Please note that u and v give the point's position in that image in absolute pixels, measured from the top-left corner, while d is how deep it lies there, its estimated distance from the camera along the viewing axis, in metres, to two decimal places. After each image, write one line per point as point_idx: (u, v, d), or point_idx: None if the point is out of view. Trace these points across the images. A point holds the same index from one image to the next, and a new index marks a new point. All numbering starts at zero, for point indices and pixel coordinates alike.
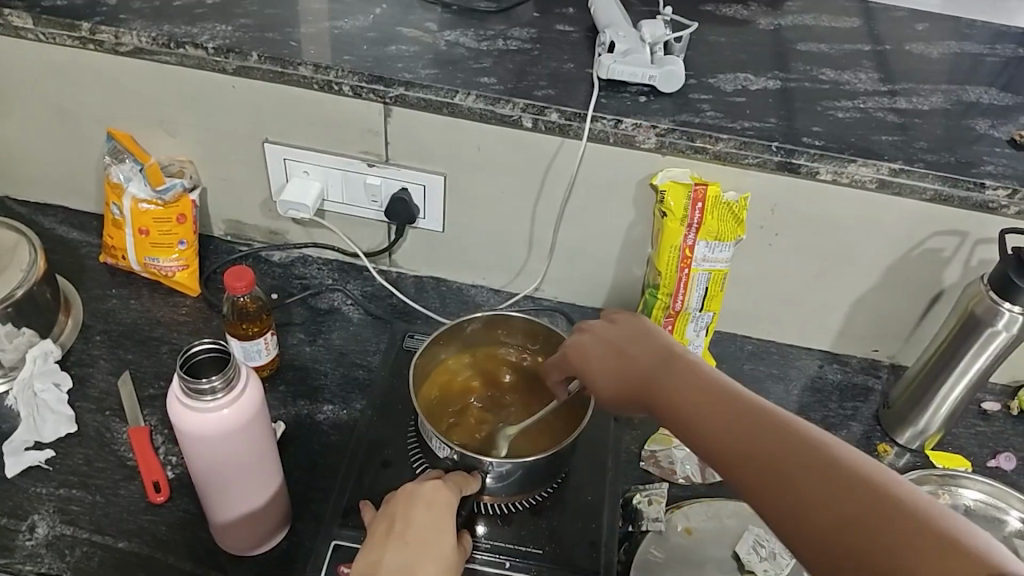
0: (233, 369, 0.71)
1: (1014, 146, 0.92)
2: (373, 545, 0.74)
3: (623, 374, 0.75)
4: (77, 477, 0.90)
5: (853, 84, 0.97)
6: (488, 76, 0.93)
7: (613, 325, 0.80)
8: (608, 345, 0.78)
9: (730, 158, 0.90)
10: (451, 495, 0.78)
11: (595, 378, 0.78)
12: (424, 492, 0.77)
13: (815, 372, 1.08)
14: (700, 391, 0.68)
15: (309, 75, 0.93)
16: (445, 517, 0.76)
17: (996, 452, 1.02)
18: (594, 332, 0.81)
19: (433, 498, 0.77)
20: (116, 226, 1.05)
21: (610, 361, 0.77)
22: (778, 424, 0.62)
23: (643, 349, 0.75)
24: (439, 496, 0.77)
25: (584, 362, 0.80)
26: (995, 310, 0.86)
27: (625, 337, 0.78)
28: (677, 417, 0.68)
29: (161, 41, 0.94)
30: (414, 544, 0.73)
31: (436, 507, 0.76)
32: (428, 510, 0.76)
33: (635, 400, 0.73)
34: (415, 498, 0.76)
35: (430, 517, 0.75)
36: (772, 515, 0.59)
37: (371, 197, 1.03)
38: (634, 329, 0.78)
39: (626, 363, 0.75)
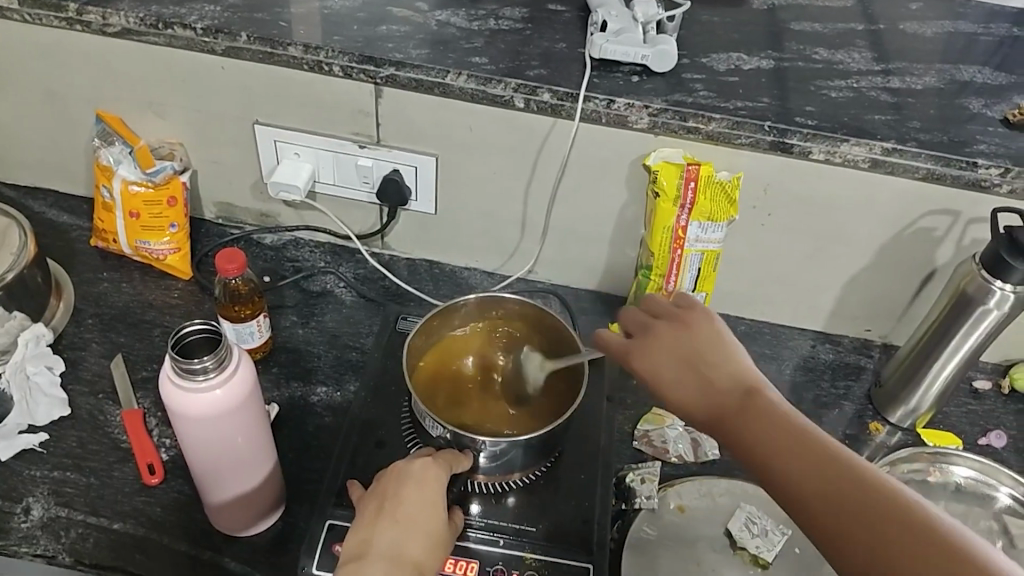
0: (225, 349, 0.71)
1: (1007, 125, 0.92)
2: (364, 522, 0.74)
3: (693, 391, 0.67)
4: (71, 460, 0.90)
5: (846, 64, 0.97)
6: (479, 55, 0.92)
7: (686, 334, 0.71)
8: (681, 355, 0.70)
9: (723, 138, 0.90)
10: (442, 473, 0.78)
11: (657, 385, 0.70)
12: (416, 470, 0.77)
13: (807, 352, 1.08)
14: (784, 427, 0.62)
15: (299, 55, 0.92)
16: (436, 495, 0.76)
17: (987, 430, 1.02)
18: (666, 336, 0.72)
19: (425, 477, 0.77)
20: (106, 209, 1.04)
21: (682, 373, 0.69)
22: (822, 442, 0.60)
23: (720, 369, 0.68)
24: (431, 474, 0.77)
25: (647, 365, 0.71)
26: (986, 289, 0.86)
27: (700, 351, 0.70)
28: (746, 442, 0.63)
29: (149, 22, 0.93)
30: (406, 523, 0.74)
31: (428, 484, 0.77)
32: (419, 488, 0.76)
33: (700, 416, 0.67)
34: (407, 476, 0.77)
35: (421, 495, 0.76)
36: (842, 563, 0.55)
37: (363, 179, 1.02)
38: (706, 344, 0.70)
39: (700, 380, 0.68)
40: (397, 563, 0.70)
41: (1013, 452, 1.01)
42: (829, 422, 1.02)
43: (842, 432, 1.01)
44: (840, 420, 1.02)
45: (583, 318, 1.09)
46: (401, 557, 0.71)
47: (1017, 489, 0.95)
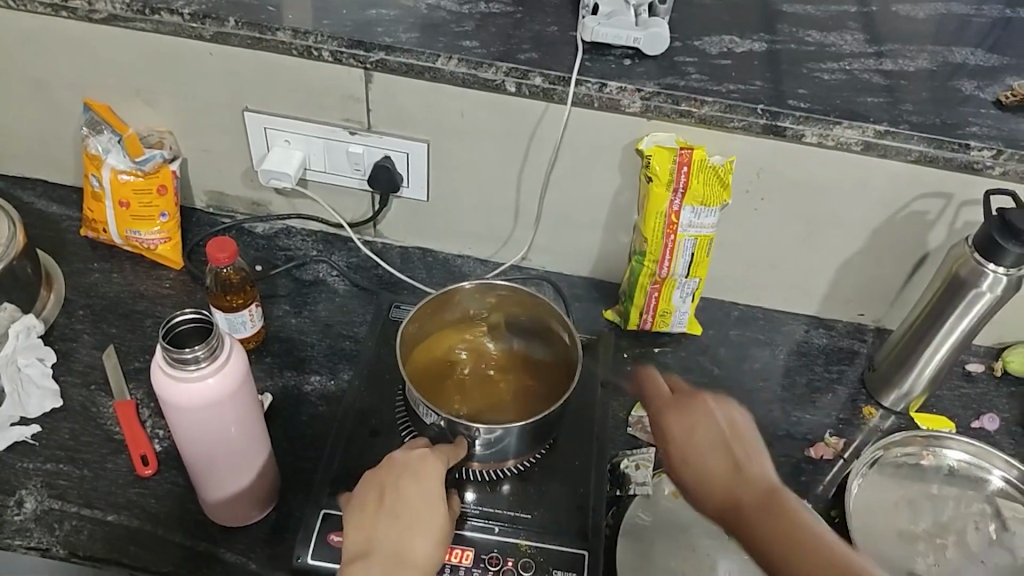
0: (217, 339, 0.70)
1: (1000, 106, 0.91)
2: (363, 518, 0.74)
3: (722, 476, 0.71)
4: (64, 452, 0.89)
5: (839, 46, 0.96)
6: (470, 39, 0.92)
7: (727, 419, 0.75)
8: (719, 437, 0.74)
9: (715, 122, 0.90)
10: (439, 463, 0.77)
11: (687, 458, 0.74)
12: (413, 463, 0.77)
13: (801, 337, 1.09)
14: (802, 528, 0.66)
15: (288, 41, 0.91)
16: (434, 486, 0.76)
17: (980, 413, 1.03)
18: (710, 418, 0.75)
19: (423, 469, 0.76)
20: (95, 198, 1.03)
21: (715, 454, 0.73)
22: (833, 550, 0.64)
23: (754, 463, 0.72)
24: (428, 466, 0.77)
25: (682, 436, 0.75)
26: (979, 272, 0.86)
27: (739, 439, 0.73)
28: (757, 534, 0.68)
29: (135, 7, 0.92)
30: (407, 519, 0.74)
31: (427, 476, 0.76)
32: (418, 482, 0.76)
33: (717, 497, 0.71)
34: (404, 470, 0.76)
35: (421, 489, 0.75)
36: None
37: (354, 165, 1.02)
38: (742, 432, 0.74)
39: (733, 467, 0.72)
40: (402, 562, 0.71)
41: (1005, 435, 1.01)
42: (823, 407, 1.02)
43: (836, 416, 1.01)
44: (834, 405, 1.02)
45: (577, 305, 1.09)
46: (406, 554, 0.72)
47: (1010, 472, 0.96)
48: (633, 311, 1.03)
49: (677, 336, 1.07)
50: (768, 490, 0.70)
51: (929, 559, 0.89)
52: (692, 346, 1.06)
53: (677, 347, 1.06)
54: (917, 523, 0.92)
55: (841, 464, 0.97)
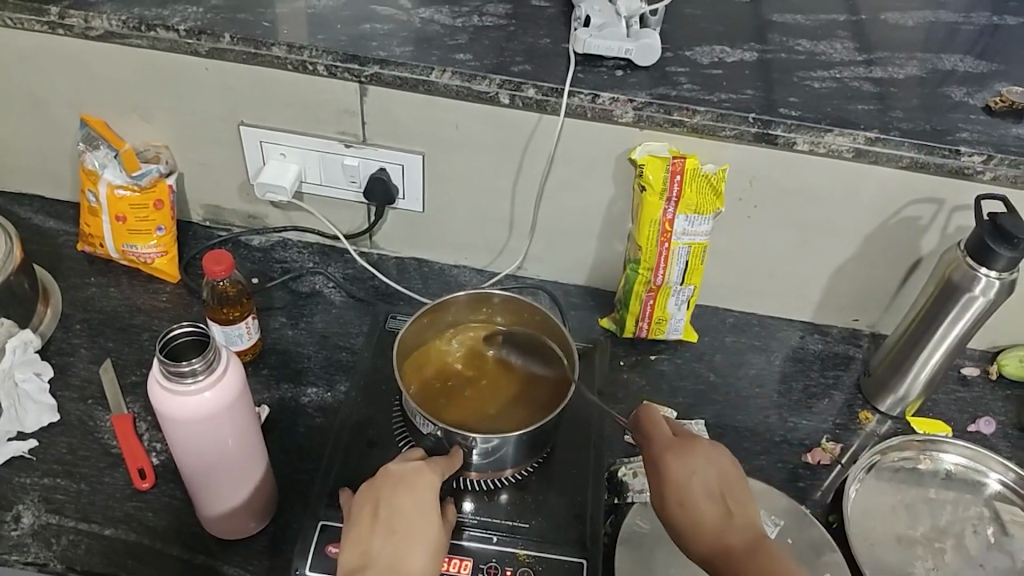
0: (213, 352, 0.71)
1: (989, 112, 0.92)
2: (358, 531, 0.74)
3: (716, 522, 0.74)
4: (62, 466, 0.89)
5: (829, 54, 0.97)
6: (463, 52, 0.92)
7: (722, 466, 0.77)
8: (715, 483, 0.77)
9: (707, 131, 0.90)
10: (434, 475, 0.78)
11: (681, 501, 0.76)
12: (407, 475, 0.77)
13: (796, 343, 1.09)
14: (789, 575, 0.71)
15: (283, 55, 0.92)
16: (430, 498, 0.76)
17: (976, 417, 1.03)
18: (708, 464, 0.77)
19: (417, 482, 0.76)
20: (92, 213, 1.04)
21: (710, 500, 0.76)
22: None
23: (744, 511, 0.76)
24: (423, 478, 0.77)
25: (679, 478, 0.76)
26: (972, 276, 0.87)
27: (732, 487, 0.77)
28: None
29: (131, 24, 0.92)
30: (403, 531, 0.74)
31: (421, 488, 0.76)
32: (412, 495, 0.76)
33: (707, 542, 0.74)
34: (398, 483, 0.76)
35: (416, 501, 0.75)
36: None
37: (349, 178, 1.02)
38: (736, 482, 0.77)
39: (724, 514, 0.75)
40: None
41: (1002, 438, 1.01)
42: (819, 412, 1.02)
43: (832, 422, 1.01)
44: (830, 410, 1.02)
45: (573, 313, 1.09)
46: (402, 567, 0.72)
47: (1007, 475, 0.96)
48: (629, 318, 1.04)
49: (673, 343, 1.07)
50: (757, 537, 0.74)
51: (928, 563, 0.89)
52: (688, 353, 1.07)
53: (673, 355, 1.06)
54: (915, 528, 0.92)
55: (838, 469, 0.97)
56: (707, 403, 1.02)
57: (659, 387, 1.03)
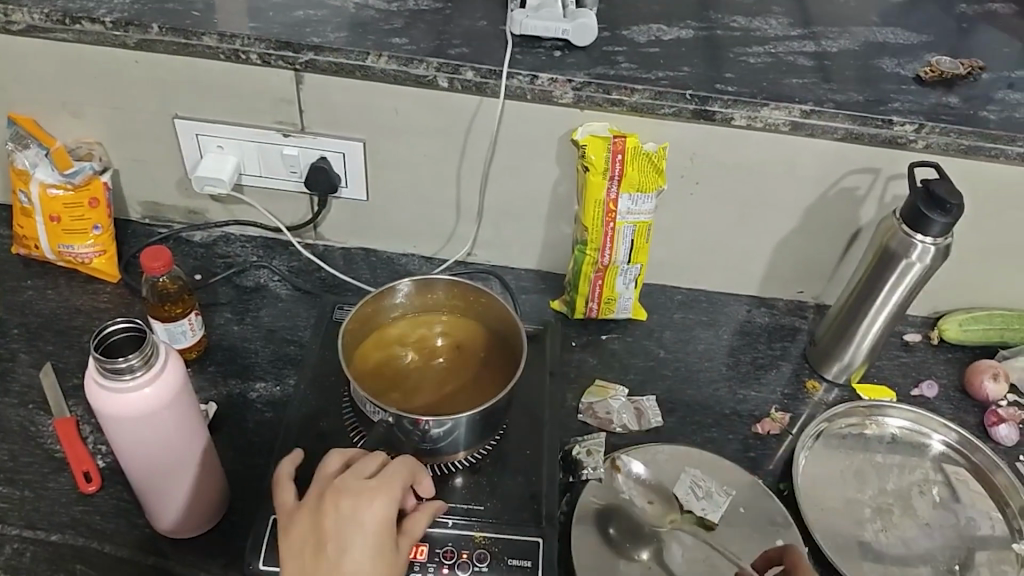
0: (151, 346, 0.69)
1: (920, 82, 0.94)
2: (304, 558, 0.68)
3: None
4: (3, 474, 0.87)
5: (763, 30, 0.98)
6: (399, 36, 0.91)
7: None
8: None
9: (646, 109, 0.91)
10: (388, 497, 0.71)
11: None
12: (359, 499, 0.70)
13: (743, 317, 1.11)
14: None
15: (214, 45, 0.90)
16: (381, 530, 0.70)
17: (919, 381, 1.06)
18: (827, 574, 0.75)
19: (369, 506, 0.70)
20: (24, 214, 1.01)
21: None
22: None
23: None
24: (376, 502, 0.70)
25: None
26: (908, 243, 0.88)
27: None
28: None
29: (55, 17, 0.90)
30: (353, 564, 0.67)
31: (372, 513, 0.70)
32: (363, 522, 0.69)
33: None
34: (348, 506, 0.70)
35: (365, 530, 0.69)
36: None
37: (290, 168, 1.01)
38: None
39: None
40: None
41: (944, 400, 1.04)
42: (768, 383, 1.04)
43: (781, 392, 1.03)
44: (778, 381, 1.04)
45: (524, 297, 1.09)
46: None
47: (949, 435, 0.99)
48: (579, 299, 1.04)
49: (623, 323, 1.08)
50: None
51: (876, 524, 0.92)
52: (638, 331, 1.08)
53: (623, 333, 1.07)
54: (863, 492, 0.94)
55: (787, 438, 0.98)
56: (657, 379, 1.03)
57: (610, 366, 1.03)
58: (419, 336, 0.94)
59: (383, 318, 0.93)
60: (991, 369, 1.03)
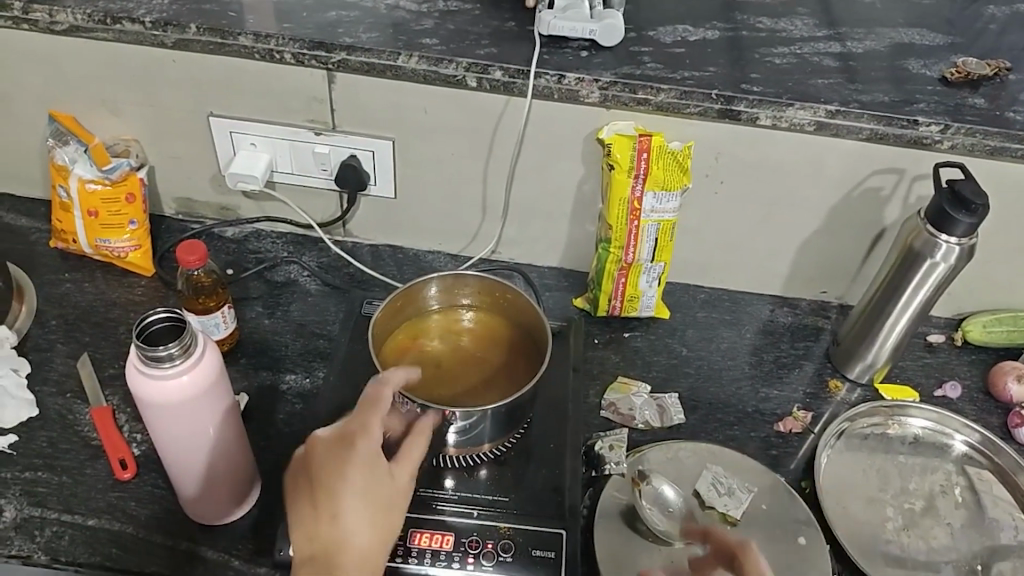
0: (190, 336, 0.71)
1: (946, 83, 0.94)
2: (301, 514, 0.69)
3: None
4: (42, 459, 0.89)
5: (789, 31, 0.99)
6: (430, 37, 0.93)
7: None
8: None
9: (672, 108, 0.92)
10: (367, 439, 0.70)
11: None
12: (338, 449, 0.70)
13: (766, 317, 1.11)
14: None
15: (250, 45, 0.92)
16: (365, 473, 0.69)
17: (943, 381, 1.06)
18: None
19: (347, 452, 0.69)
20: (63, 209, 1.04)
21: None
22: None
23: None
24: (355, 448, 0.70)
25: None
26: (933, 243, 0.88)
27: None
28: None
29: (97, 17, 0.92)
30: (340, 509, 0.68)
31: (353, 460, 0.69)
32: (344, 470, 0.69)
33: None
34: (328, 457, 0.69)
35: (348, 476, 0.68)
36: None
37: (320, 165, 1.03)
38: None
39: None
40: (348, 556, 0.67)
41: (968, 402, 1.04)
42: (790, 382, 1.04)
43: (803, 391, 1.03)
44: (801, 379, 1.05)
45: (548, 294, 1.10)
46: (349, 546, 0.67)
47: (973, 436, 0.99)
48: (602, 297, 1.06)
49: (646, 321, 1.09)
50: None
51: (898, 523, 0.92)
52: (661, 329, 1.09)
53: (647, 331, 1.08)
54: (884, 490, 0.95)
55: (809, 437, 0.99)
56: (680, 376, 1.04)
57: (634, 363, 1.05)
58: (442, 330, 0.95)
59: (406, 312, 0.94)
60: (1015, 371, 1.03)
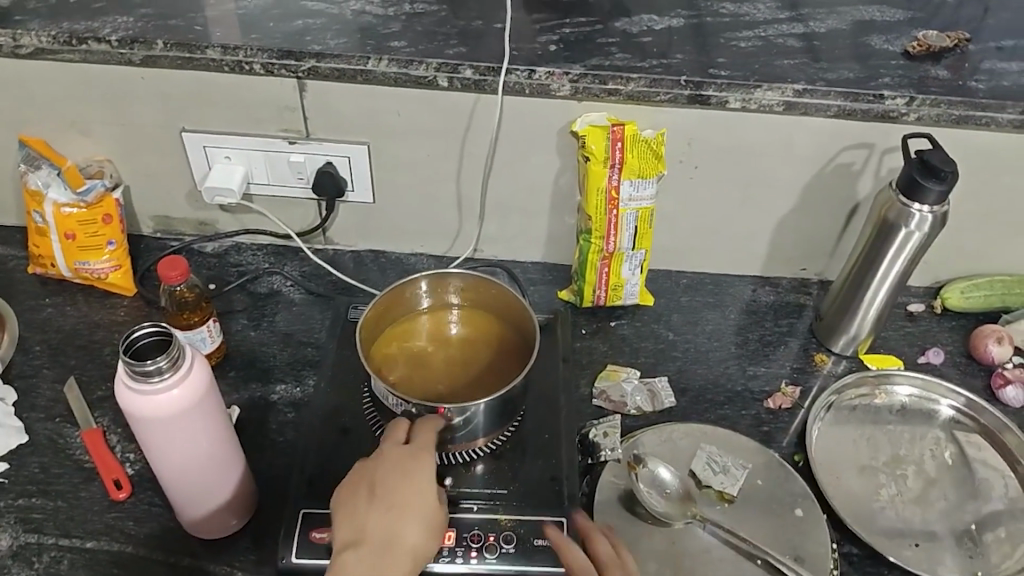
0: (178, 349, 0.71)
1: (908, 57, 0.96)
2: (354, 508, 0.74)
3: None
4: (35, 486, 0.89)
5: (752, 15, 1.01)
6: (398, 39, 0.94)
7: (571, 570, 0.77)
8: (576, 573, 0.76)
9: (642, 97, 0.93)
10: (429, 454, 0.77)
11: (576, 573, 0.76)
12: (403, 459, 0.76)
13: (749, 298, 1.13)
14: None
15: (218, 57, 0.92)
16: (423, 482, 0.75)
17: (925, 349, 1.07)
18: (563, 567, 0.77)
19: (411, 460, 0.76)
20: (40, 234, 1.03)
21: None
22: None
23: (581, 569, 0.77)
24: (423, 462, 0.76)
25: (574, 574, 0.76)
26: (906, 213, 0.90)
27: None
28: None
29: (62, 39, 0.92)
30: (399, 508, 0.73)
31: (416, 469, 0.76)
32: (408, 474, 0.75)
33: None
34: (393, 463, 0.76)
35: (411, 482, 0.75)
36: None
37: (297, 175, 1.03)
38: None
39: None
40: (392, 555, 0.71)
41: (952, 367, 1.06)
42: (776, 359, 1.06)
43: (790, 367, 1.05)
44: (787, 357, 1.06)
45: (532, 289, 1.11)
46: (396, 547, 0.71)
47: (958, 400, 1.01)
48: (586, 288, 1.06)
49: (631, 308, 1.10)
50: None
51: (892, 490, 0.93)
52: (646, 316, 1.10)
53: (632, 319, 1.09)
54: (876, 458, 0.96)
55: (798, 411, 1.00)
56: (668, 360, 1.05)
57: (621, 350, 1.05)
58: (431, 329, 0.96)
59: (392, 314, 0.94)
60: (994, 333, 1.05)
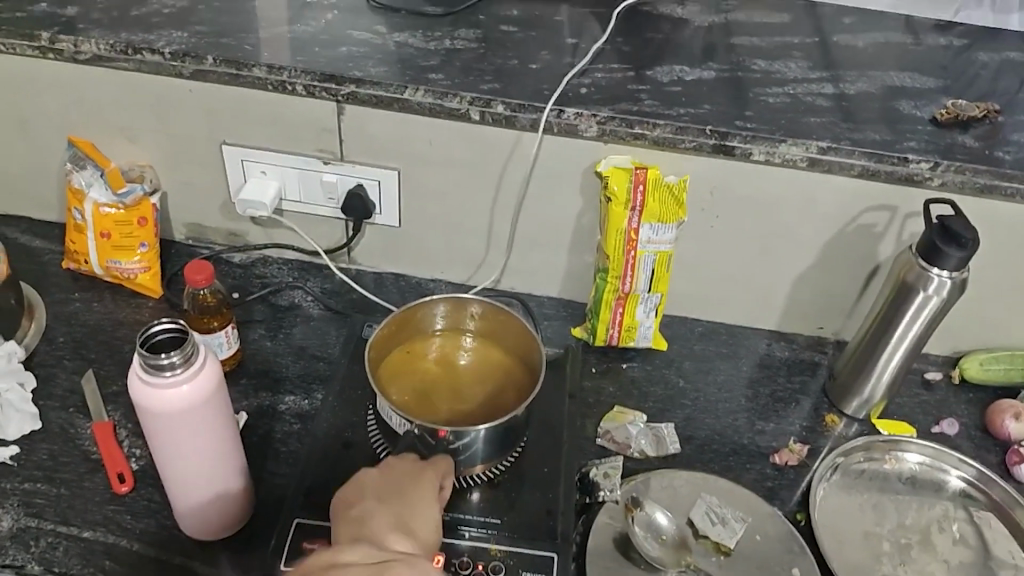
0: (191, 345, 0.73)
1: (937, 124, 0.97)
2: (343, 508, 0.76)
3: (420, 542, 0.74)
4: (42, 472, 0.91)
5: (783, 72, 1.03)
6: (436, 72, 0.97)
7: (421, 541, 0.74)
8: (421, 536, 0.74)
9: (667, 143, 0.95)
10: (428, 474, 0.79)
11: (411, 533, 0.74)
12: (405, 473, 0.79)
13: (763, 351, 1.12)
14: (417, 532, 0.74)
15: (264, 76, 0.96)
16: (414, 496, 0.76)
17: (940, 418, 1.06)
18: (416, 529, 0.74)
19: (410, 475, 0.78)
20: (77, 230, 1.07)
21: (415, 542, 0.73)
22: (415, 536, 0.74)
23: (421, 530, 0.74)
24: (420, 479, 0.78)
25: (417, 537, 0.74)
26: (924, 276, 0.90)
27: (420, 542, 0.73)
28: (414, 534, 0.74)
29: (119, 48, 0.97)
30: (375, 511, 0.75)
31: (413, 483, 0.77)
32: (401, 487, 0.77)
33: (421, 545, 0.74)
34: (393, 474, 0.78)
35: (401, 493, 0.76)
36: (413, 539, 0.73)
37: (328, 195, 1.06)
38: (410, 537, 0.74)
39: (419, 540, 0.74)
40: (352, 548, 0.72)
41: (966, 439, 1.04)
42: (786, 416, 1.05)
43: (799, 425, 1.04)
44: (797, 414, 1.05)
45: (546, 324, 1.12)
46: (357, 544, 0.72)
47: (969, 473, 0.99)
48: (599, 326, 1.07)
49: (642, 352, 1.10)
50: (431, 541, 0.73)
51: (894, 557, 0.91)
52: (658, 360, 1.10)
53: (643, 362, 1.09)
54: (881, 526, 0.94)
55: (803, 469, 0.99)
56: (676, 407, 1.04)
57: (630, 393, 1.05)
58: (440, 352, 0.97)
59: (404, 334, 0.96)
60: (1011, 409, 1.03)
